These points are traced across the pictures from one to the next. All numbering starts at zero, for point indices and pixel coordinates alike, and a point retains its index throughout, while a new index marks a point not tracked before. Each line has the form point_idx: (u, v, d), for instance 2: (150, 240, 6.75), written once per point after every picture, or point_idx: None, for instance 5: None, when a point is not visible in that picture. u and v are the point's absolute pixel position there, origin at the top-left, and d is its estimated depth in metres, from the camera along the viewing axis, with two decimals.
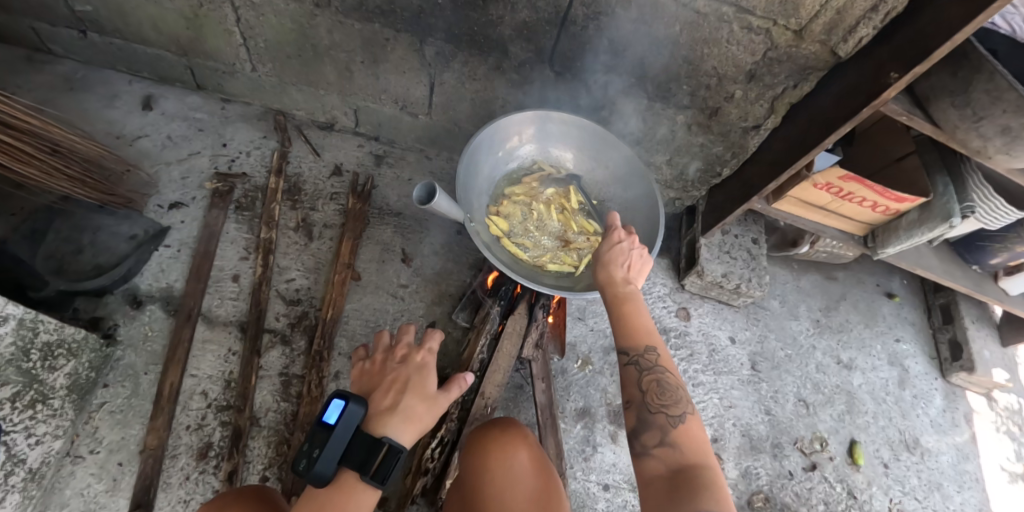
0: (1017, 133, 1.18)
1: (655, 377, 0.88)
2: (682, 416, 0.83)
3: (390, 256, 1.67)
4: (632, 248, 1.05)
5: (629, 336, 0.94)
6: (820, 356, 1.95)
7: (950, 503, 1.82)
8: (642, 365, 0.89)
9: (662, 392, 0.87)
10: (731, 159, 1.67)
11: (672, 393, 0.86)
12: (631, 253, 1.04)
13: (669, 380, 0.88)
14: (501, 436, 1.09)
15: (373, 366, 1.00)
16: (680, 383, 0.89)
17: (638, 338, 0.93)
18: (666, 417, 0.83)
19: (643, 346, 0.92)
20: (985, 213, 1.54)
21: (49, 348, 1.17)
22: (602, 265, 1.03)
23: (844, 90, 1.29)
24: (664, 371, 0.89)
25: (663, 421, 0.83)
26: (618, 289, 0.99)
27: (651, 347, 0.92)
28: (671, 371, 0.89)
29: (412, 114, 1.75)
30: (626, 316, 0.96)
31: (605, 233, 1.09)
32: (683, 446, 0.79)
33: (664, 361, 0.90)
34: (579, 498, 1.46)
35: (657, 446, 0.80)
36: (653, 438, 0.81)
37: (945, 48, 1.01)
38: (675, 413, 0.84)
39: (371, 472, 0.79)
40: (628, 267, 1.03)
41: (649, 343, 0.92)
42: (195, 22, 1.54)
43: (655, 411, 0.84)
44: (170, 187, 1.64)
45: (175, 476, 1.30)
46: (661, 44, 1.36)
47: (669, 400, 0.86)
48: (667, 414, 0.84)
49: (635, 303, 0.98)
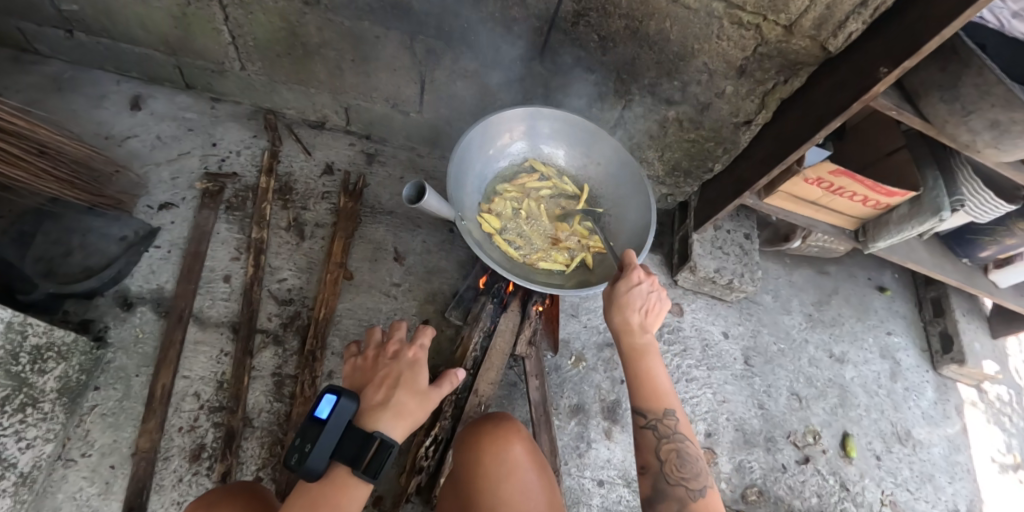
0: (1005, 127, 1.18)
1: (673, 446, 0.97)
2: (701, 490, 0.92)
3: (382, 254, 1.66)
4: (651, 292, 1.05)
5: (648, 400, 1.01)
6: (813, 350, 1.96)
7: (941, 494, 1.84)
8: (660, 431, 0.98)
9: (680, 463, 0.95)
10: (723, 154, 1.68)
11: (691, 466, 0.95)
12: (648, 296, 1.04)
13: (687, 449, 0.97)
14: (496, 430, 1.10)
15: (365, 361, 1.00)
16: (697, 451, 0.97)
17: (658, 402, 1.00)
18: (685, 490, 0.92)
19: (663, 410, 1.00)
20: (975, 205, 1.55)
21: (38, 351, 1.16)
22: (619, 310, 1.04)
23: (834, 85, 1.29)
24: (683, 440, 0.97)
25: (682, 493, 0.92)
26: (636, 340, 1.03)
27: (669, 411, 1.00)
28: (690, 440, 0.98)
29: (403, 113, 1.75)
30: (644, 375, 1.02)
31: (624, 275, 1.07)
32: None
33: (683, 428, 0.99)
34: (574, 495, 1.46)
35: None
36: (670, 510, 0.90)
37: (933, 43, 1.01)
38: (695, 486, 0.92)
39: (362, 467, 0.80)
40: (644, 312, 1.03)
41: (668, 406, 1.00)
42: (183, 21, 1.52)
43: (674, 483, 0.93)
44: (160, 187, 1.63)
45: (168, 478, 1.29)
46: (652, 40, 1.35)
47: (688, 472, 0.94)
48: (686, 486, 0.92)
49: (652, 359, 1.03)
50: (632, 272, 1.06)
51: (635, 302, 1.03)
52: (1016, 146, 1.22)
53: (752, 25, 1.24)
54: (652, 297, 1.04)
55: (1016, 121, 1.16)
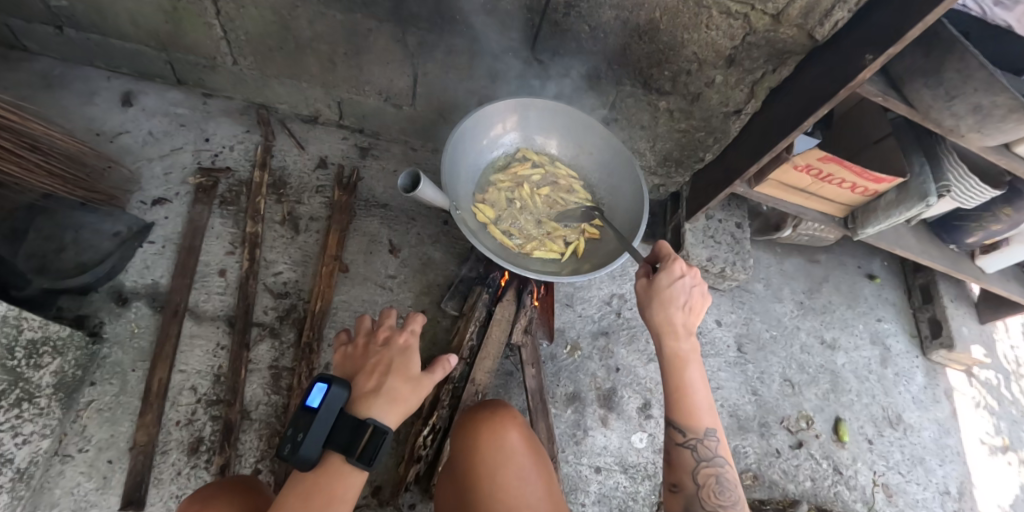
0: (988, 111, 1.21)
1: (712, 470, 0.92)
2: None
3: (377, 247, 1.67)
4: (694, 289, 1.00)
5: (688, 417, 0.95)
6: (805, 337, 1.99)
7: (932, 477, 1.88)
8: (699, 453, 0.93)
9: (718, 488, 0.91)
10: (714, 144, 1.70)
11: (729, 493, 0.90)
12: (692, 294, 1.00)
13: (727, 474, 0.92)
14: (494, 416, 1.11)
15: (356, 349, 1.00)
16: (735, 476, 0.93)
17: (697, 422, 0.95)
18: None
19: (702, 430, 0.94)
20: (960, 191, 1.58)
21: (34, 345, 1.16)
22: (661, 309, 0.98)
23: (822, 73, 1.31)
24: (723, 465, 0.92)
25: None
26: (678, 348, 0.97)
27: (709, 432, 0.94)
28: (729, 464, 0.93)
29: (396, 106, 1.75)
30: (685, 387, 0.96)
31: (667, 266, 1.01)
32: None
33: (723, 451, 0.94)
34: (571, 482, 1.48)
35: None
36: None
37: (917, 29, 1.03)
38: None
39: (356, 454, 0.80)
40: (687, 310, 0.99)
41: (709, 427, 0.95)
42: (174, 16, 1.52)
43: (711, 508, 0.89)
44: (153, 183, 1.63)
45: (166, 471, 1.30)
46: (642, 30, 1.37)
47: (727, 499, 0.90)
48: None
49: (695, 369, 0.97)
50: (675, 265, 1.01)
51: (679, 299, 0.98)
52: (998, 130, 1.25)
53: (740, 14, 1.26)
54: (696, 295, 0.99)
55: (998, 104, 1.18)
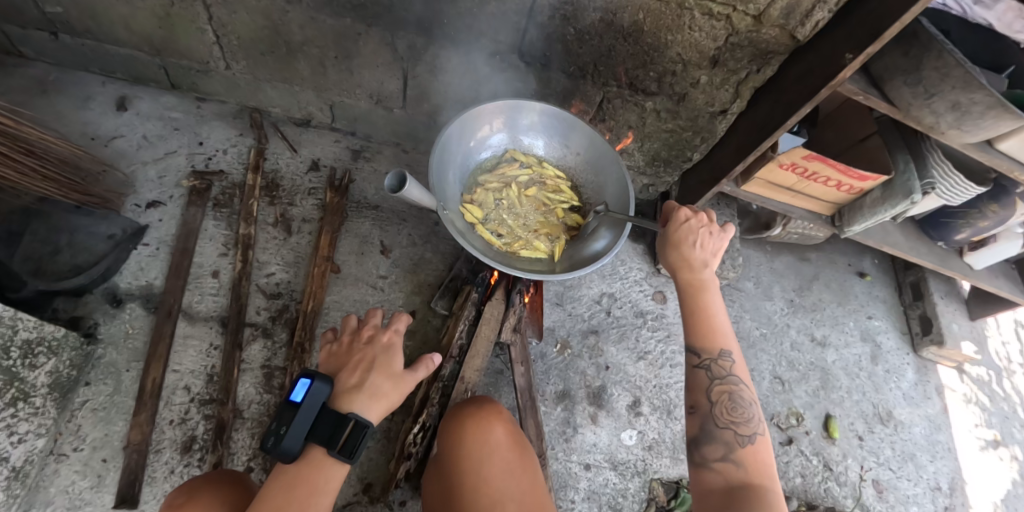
0: (966, 108, 1.23)
1: (726, 389, 0.95)
2: (751, 436, 0.90)
3: (368, 248, 1.69)
4: (703, 227, 1.07)
5: (704, 337, 1.00)
6: (795, 334, 2.01)
7: (923, 472, 1.89)
8: (713, 371, 0.97)
9: (732, 406, 0.94)
10: (701, 143, 1.72)
11: (743, 410, 0.93)
12: (702, 231, 1.06)
13: (742, 393, 0.95)
14: (478, 412, 1.12)
15: (340, 346, 1.01)
16: (752, 396, 0.95)
17: (713, 342, 0.99)
18: (734, 434, 0.90)
19: (718, 350, 0.98)
20: (945, 189, 1.60)
21: (29, 345, 1.19)
22: (675, 248, 1.05)
23: (804, 72, 1.33)
24: (738, 383, 0.95)
25: (730, 437, 0.90)
26: (693, 276, 1.03)
27: (725, 352, 0.98)
28: (745, 384, 0.96)
29: (387, 109, 1.77)
30: (700, 311, 1.02)
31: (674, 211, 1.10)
32: (746, 465, 0.87)
33: (739, 370, 0.97)
34: (561, 478, 1.49)
35: (718, 460, 0.88)
36: (716, 453, 0.89)
37: (894, 29, 1.05)
38: (745, 432, 0.91)
39: (338, 447, 0.82)
40: (700, 246, 1.05)
41: (724, 348, 0.98)
42: (167, 21, 1.54)
43: (722, 426, 0.92)
44: (147, 186, 1.65)
45: (160, 470, 1.31)
46: (627, 32, 1.39)
47: (740, 417, 0.92)
48: (735, 431, 0.91)
49: (710, 294, 1.03)
50: (680, 210, 1.09)
51: (688, 237, 1.05)
52: (978, 127, 1.26)
53: (723, 15, 1.28)
54: (705, 234, 1.05)
55: (976, 101, 1.20)
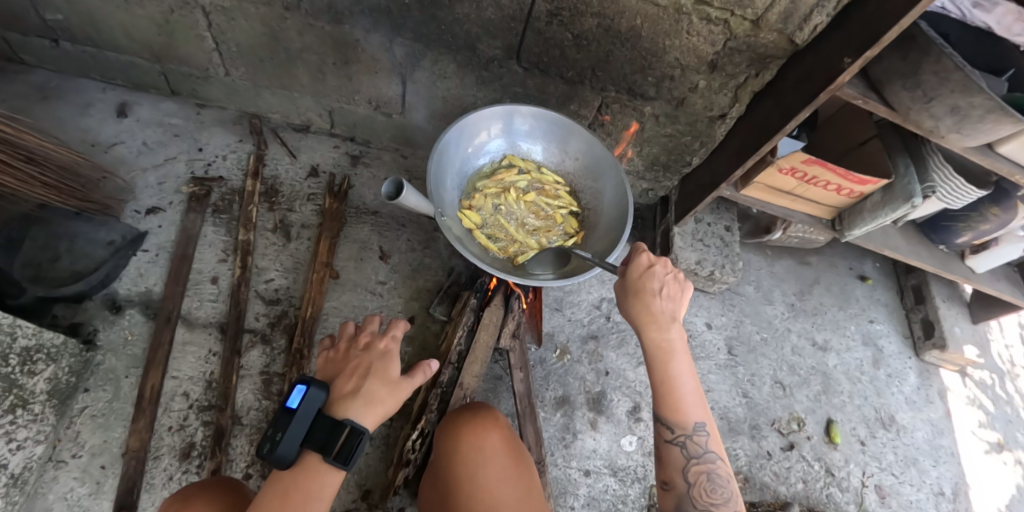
0: (965, 112, 1.23)
1: (702, 467, 0.91)
2: None
3: (368, 254, 1.69)
4: (667, 275, 1.02)
5: (676, 411, 0.94)
6: (796, 339, 2.00)
7: (926, 478, 1.87)
8: (688, 448, 0.92)
9: (710, 487, 0.89)
10: (700, 147, 1.72)
11: (721, 491, 0.88)
12: (666, 277, 1.02)
13: (719, 471, 0.91)
14: (474, 418, 1.13)
15: (337, 353, 1.02)
16: (728, 473, 0.91)
17: (686, 416, 0.93)
18: None
19: (691, 424, 0.93)
20: (946, 192, 1.58)
21: (28, 353, 1.18)
22: (641, 300, 0.99)
23: (803, 76, 1.33)
24: (715, 462, 0.91)
25: None
26: (660, 337, 0.97)
27: (698, 425, 0.93)
28: (721, 460, 0.92)
29: (386, 114, 1.77)
30: (670, 379, 0.95)
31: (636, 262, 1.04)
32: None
33: (715, 446, 0.92)
34: (560, 484, 1.49)
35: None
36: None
37: (892, 33, 1.05)
38: None
39: (333, 454, 0.82)
40: (667, 303, 0.99)
41: (696, 420, 0.93)
42: (166, 29, 1.55)
43: (702, 509, 0.87)
44: (147, 192, 1.66)
45: (158, 477, 1.31)
46: (624, 37, 1.39)
47: (718, 497, 0.88)
48: None
49: (680, 358, 0.96)
50: (642, 256, 1.04)
51: (651, 285, 1.00)
52: (977, 131, 1.26)
53: (721, 20, 1.28)
54: (668, 283, 1.01)
55: (976, 105, 1.20)
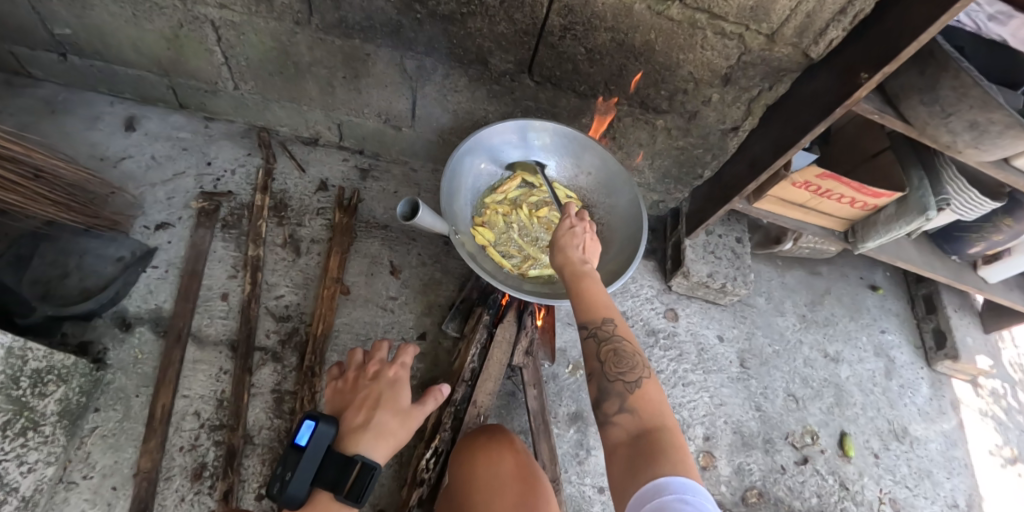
0: (984, 128, 1.21)
1: (611, 346, 0.89)
2: (639, 382, 0.85)
3: (378, 269, 1.68)
4: (586, 231, 1.06)
5: (588, 309, 0.94)
6: (808, 351, 1.98)
7: (940, 490, 1.86)
8: (599, 336, 0.90)
9: (619, 360, 0.87)
10: (712, 160, 1.70)
11: (629, 361, 0.87)
12: (585, 235, 1.05)
13: (626, 348, 0.89)
14: (488, 443, 1.14)
15: (346, 383, 1.05)
16: (636, 350, 0.89)
17: (596, 311, 0.93)
18: (625, 384, 0.85)
19: (600, 318, 0.92)
20: (960, 204, 1.57)
21: (39, 374, 1.17)
22: (559, 249, 1.04)
23: (818, 91, 1.31)
24: (620, 341, 0.89)
25: (622, 389, 0.84)
26: (575, 268, 1.00)
27: (607, 317, 0.92)
28: (628, 341, 0.89)
29: (395, 127, 1.77)
30: (583, 292, 0.96)
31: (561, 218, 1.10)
32: (642, 411, 0.81)
33: (623, 331, 0.91)
34: (575, 502, 1.47)
35: (617, 413, 0.82)
36: (613, 406, 0.83)
37: (912, 48, 1.04)
38: (633, 379, 0.85)
39: (345, 491, 0.83)
40: (584, 249, 1.04)
41: (606, 314, 0.92)
42: (176, 43, 1.54)
43: (615, 379, 0.86)
44: (156, 207, 1.64)
45: (170, 498, 1.29)
46: (638, 51, 1.37)
47: (627, 367, 0.86)
48: (625, 381, 0.85)
49: (593, 281, 0.98)
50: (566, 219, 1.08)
51: (574, 240, 1.04)
52: (995, 146, 1.24)
53: (735, 35, 1.27)
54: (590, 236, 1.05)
55: (994, 121, 1.18)
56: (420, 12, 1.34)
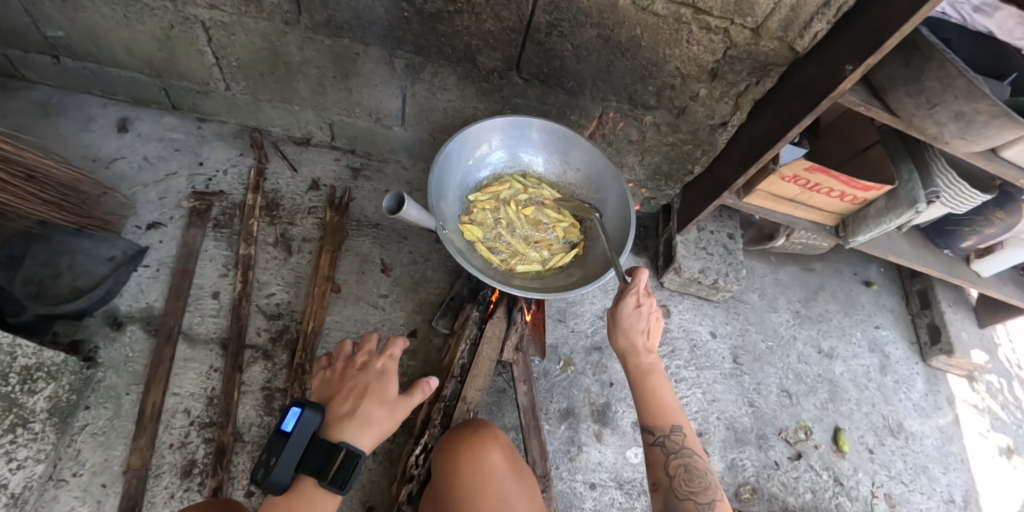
0: (969, 118, 1.21)
1: (681, 461, 1.00)
2: (710, 503, 0.94)
3: (369, 267, 1.68)
4: (651, 312, 1.09)
5: (656, 417, 1.05)
6: (801, 347, 1.98)
7: (936, 486, 1.85)
8: (668, 447, 1.02)
9: (688, 477, 0.98)
10: (702, 156, 1.71)
11: (699, 479, 0.97)
12: (650, 318, 1.09)
13: (695, 463, 0.99)
14: (472, 438, 1.12)
15: (334, 373, 1.06)
16: (703, 464, 1.00)
17: (665, 419, 1.04)
18: (694, 504, 0.94)
19: (669, 426, 1.04)
20: (952, 196, 1.56)
21: (28, 371, 1.17)
22: (623, 333, 1.08)
23: (804, 84, 1.32)
24: (689, 455, 1.00)
25: (691, 507, 0.94)
26: (642, 362, 1.08)
27: (676, 427, 1.03)
28: (697, 455, 1.00)
29: (386, 126, 1.78)
30: (651, 393, 1.07)
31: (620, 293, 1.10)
32: None
33: (690, 443, 1.02)
34: (566, 499, 1.47)
35: None
36: None
37: (894, 39, 1.04)
38: (704, 500, 0.94)
39: (328, 478, 0.84)
40: (648, 335, 1.08)
41: (675, 423, 1.04)
42: (167, 44, 1.55)
43: (683, 497, 0.96)
44: (148, 207, 1.65)
45: (159, 495, 1.29)
46: (624, 47, 1.38)
47: (696, 485, 0.97)
48: (695, 500, 0.95)
49: (659, 379, 1.09)
50: (630, 296, 1.07)
51: (637, 323, 1.07)
52: (982, 136, 1.24)
53: (720, 29, 1.28)
54: (653, 320, 1.08)
55: (980, 111, 1.18)
56: (407, 10, 1.35)
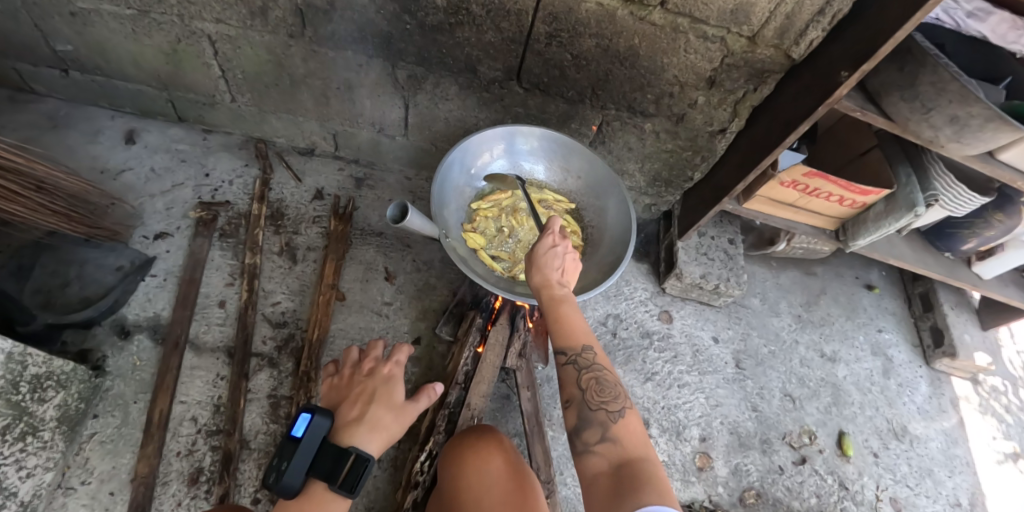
0: (964, 122, 1.23)
1: (593, 375, 0.89)
2: (621, 411, 0.85)
3: (373, 275, 1.70)
4: (567, 251, 1.04)
5: (566, 337, 0.94)
6: (804, 351, 1.98)
7: (942, 489, 1.84)
8: (579, 364, 0.90)
9: (600, 389, 0.88)
10: (701, 163, 1.73)
11: (611, 390, 0.88)
12: (565, 253, 1.02)
13: (607, 377, 0.90)
14: (477, 443, 1.15)
15: (342, 379, 1.07)
16: (616, 378, 0.90)
17: (575, 339, 0.93)
18: (606, 413, 0.85)
19: (579, 346, 0.92)
20: (949, 200, 1.56)
21: (38, 380, 1.19)
22: (536, 268, 1.00)
23: (801, 90, 1.34)
24: (601, 369, 0.90)
25: (603, 417, 0.85)
26: (553, 291, 0.98)
27: (588, 347, 0.92)
28: (609, 369, 0.91)
29: (389, 136, 1.80)
30: (562, 319, 0.95)
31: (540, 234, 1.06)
32: (623, 441, 0.81)
33: (602, 360, 0.92)
34: (571, 505, 1.47)
35: (598, 443, 0.82)
36: (594, 436, 0.82)
37: (888, 46, 1.05)
38: (615, 409, 0.86)
39: (339, 482, 0.86)
40: (561, 270, 1.01)
41: (586, 343, 0.93)
42: (174, 57, 1.58)
43: (595, 409, 0.86)
44: (155, 217, 1.68)
45: (166, 502, 1.30)
46: (623, 56, 1.40)
47: (608, 396, 0.87)
48: (607, 410, 0.85)
49: (571, 306, 0.97)
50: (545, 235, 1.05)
51: (551, 259, 1.01)
52: (977, 140, 1.26)
53: (717, 37, 1.30)
54: (568, 255, 1.02)
55: (974, 115, 1.20)
56: (409, 22, 1.38)
